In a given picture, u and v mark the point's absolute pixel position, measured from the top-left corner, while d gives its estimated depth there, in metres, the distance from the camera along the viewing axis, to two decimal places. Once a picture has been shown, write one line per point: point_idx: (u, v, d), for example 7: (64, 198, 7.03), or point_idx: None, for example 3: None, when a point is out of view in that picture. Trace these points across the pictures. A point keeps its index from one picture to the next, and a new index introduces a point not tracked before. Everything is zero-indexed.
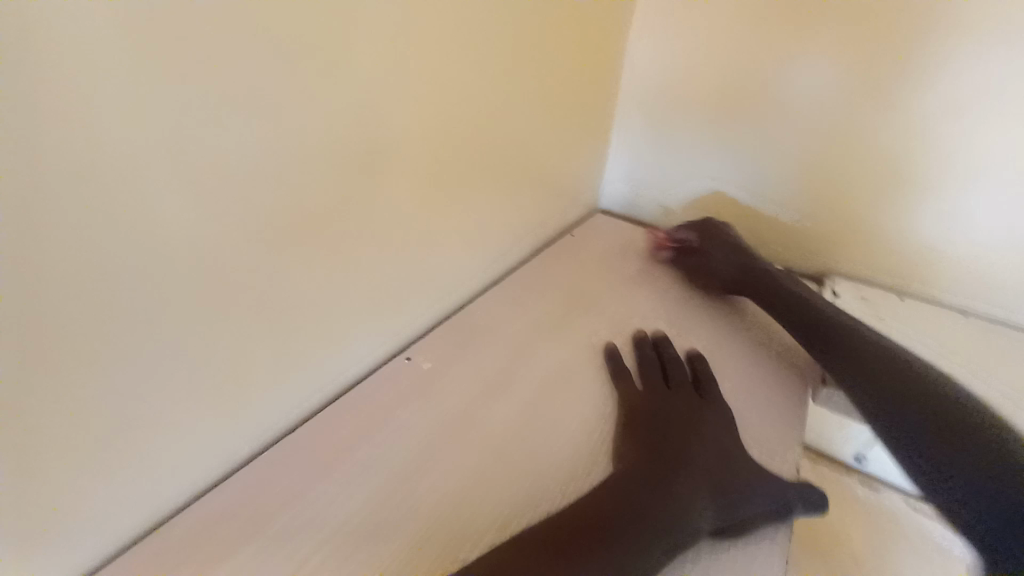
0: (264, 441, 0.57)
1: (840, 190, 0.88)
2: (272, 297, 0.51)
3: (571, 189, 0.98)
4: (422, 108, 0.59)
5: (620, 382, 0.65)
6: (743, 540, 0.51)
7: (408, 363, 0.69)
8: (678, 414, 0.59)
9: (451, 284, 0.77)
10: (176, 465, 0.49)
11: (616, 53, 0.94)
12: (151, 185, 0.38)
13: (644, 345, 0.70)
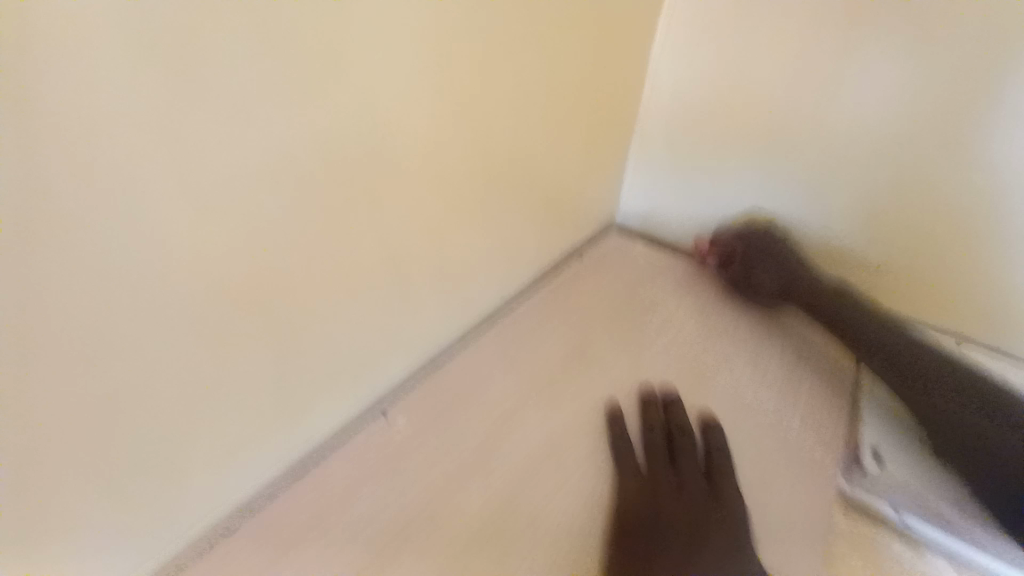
0: (222, 514, 0.52)
1: (891, 221, 0.77)
2: (225, 366, 0.45)
3: (586, 212, 0.89)
4: (414, 136, 0.52)
5: (620, 456, 0.59)
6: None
7: (383, 422, 0.62)
8: (683, 501, 0.53)
9: (434, 329, 0.68)
10: (123, 544, 0.44)
11: (641, 56, 0.83)
12: (88, 249, 0.33)
13: (650, 404, 0.64)
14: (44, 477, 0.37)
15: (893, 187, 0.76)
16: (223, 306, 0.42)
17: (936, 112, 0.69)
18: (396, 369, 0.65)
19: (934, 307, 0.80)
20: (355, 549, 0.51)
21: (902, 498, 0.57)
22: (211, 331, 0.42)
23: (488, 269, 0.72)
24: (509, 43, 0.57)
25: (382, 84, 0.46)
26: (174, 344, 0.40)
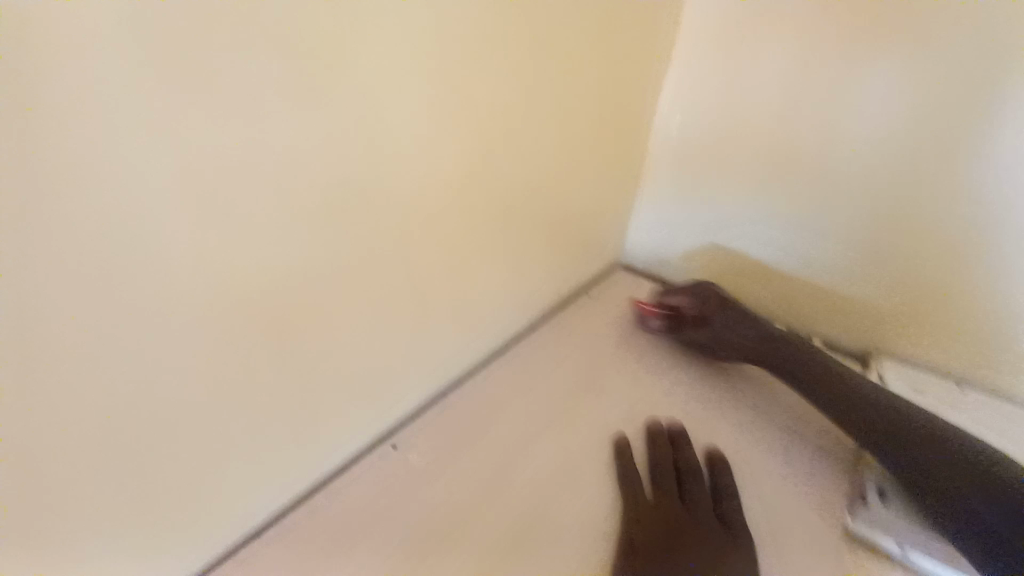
0: (235, 536, 0.53)
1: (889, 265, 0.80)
2: (247, 390, 0.47)
3: (593, 249, 0.92)
4: (430, 174, 0.56)
5: (626, 489, 0.60)
6: None
7: (392, 452, 0.63)
8: (688, 536, 0.54)
9: (444, 360, 0.70)
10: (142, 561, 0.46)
11: (644, 106, 0.89)
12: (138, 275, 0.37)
13: (657, 440, 0.65)
14: (80, 489, 0.39)
15: (886, 236, 0.78)
16: (250, 331, 0.45)
17: (926, 163, 0.72)
18: (407, 400, 0.66)
19: (933, 351, 0.81)
20: (364, 573, 0.52)
21: (908, 537, 0.56)
22: (234, 355, 0.45)
23: (496, 303, 0.75)
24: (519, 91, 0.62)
25: (403, 128, 0.50)
26: (205, 366, 0.43)
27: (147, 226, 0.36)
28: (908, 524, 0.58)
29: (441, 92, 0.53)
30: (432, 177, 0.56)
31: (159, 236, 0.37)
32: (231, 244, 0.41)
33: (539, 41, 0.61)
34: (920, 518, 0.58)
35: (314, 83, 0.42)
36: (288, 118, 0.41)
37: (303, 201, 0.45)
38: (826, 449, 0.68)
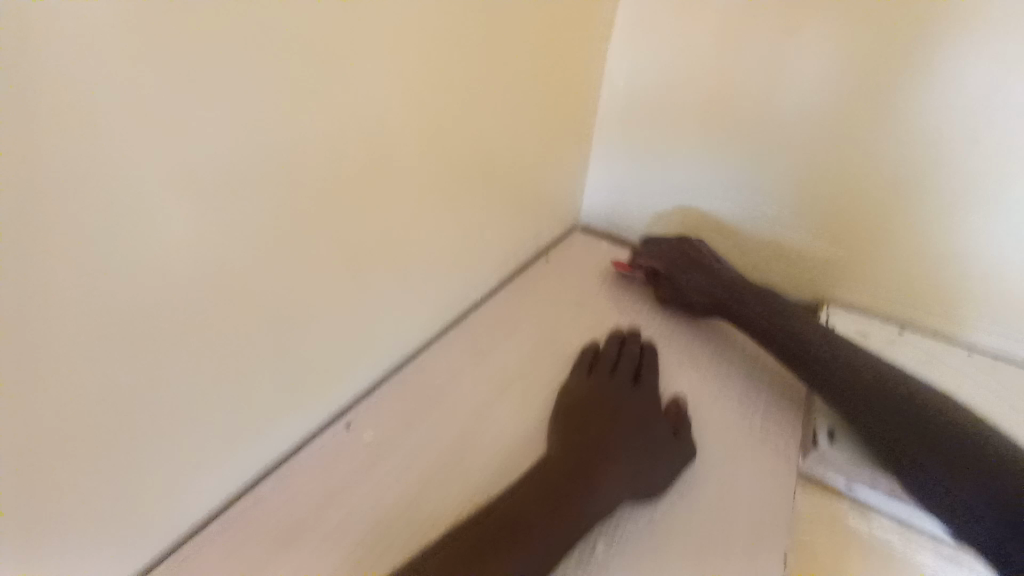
0: (190, 524, 0.50)
1: (838, 212, 0.80)
2: (183, 368, 0.43)
3: (547, 211, 0.90)
4: (371, 131, 0.51)
5: (584, 416, 0.61)
6: (679, 549, 0.52)
7: (347, 432, 0.60)
8: (640, 451, 0.56)
9: (400, 334, 0.67)
10: (91, 556, 0.43)
11: (594, 58, 0.85)
12: (49, 231, 0.33)
13: (618, 378, 0.66)
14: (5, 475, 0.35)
15: (836, 182, 0.79)
16: (178, 308, 0.41)
17: (875, 105, 0.72)
18: (360, 376, 0.63)
19: (875, 296, 0.83)
20: (332, 548, 0.51)
21: (854, 473, 0.60)
22: (160, 334, 0.40)
23: (451, 271, 0.72)
24: (463, 34, 0.57)
25: (337, 76, 0.46)
26: (135, 340, 0.39)
27: (46, 202, 0.32)
28: (853, 462, 0.60)
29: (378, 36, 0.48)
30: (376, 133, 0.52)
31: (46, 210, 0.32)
32: (147, 203, 0.37)
33: None
34: (865, 455, 0.60)
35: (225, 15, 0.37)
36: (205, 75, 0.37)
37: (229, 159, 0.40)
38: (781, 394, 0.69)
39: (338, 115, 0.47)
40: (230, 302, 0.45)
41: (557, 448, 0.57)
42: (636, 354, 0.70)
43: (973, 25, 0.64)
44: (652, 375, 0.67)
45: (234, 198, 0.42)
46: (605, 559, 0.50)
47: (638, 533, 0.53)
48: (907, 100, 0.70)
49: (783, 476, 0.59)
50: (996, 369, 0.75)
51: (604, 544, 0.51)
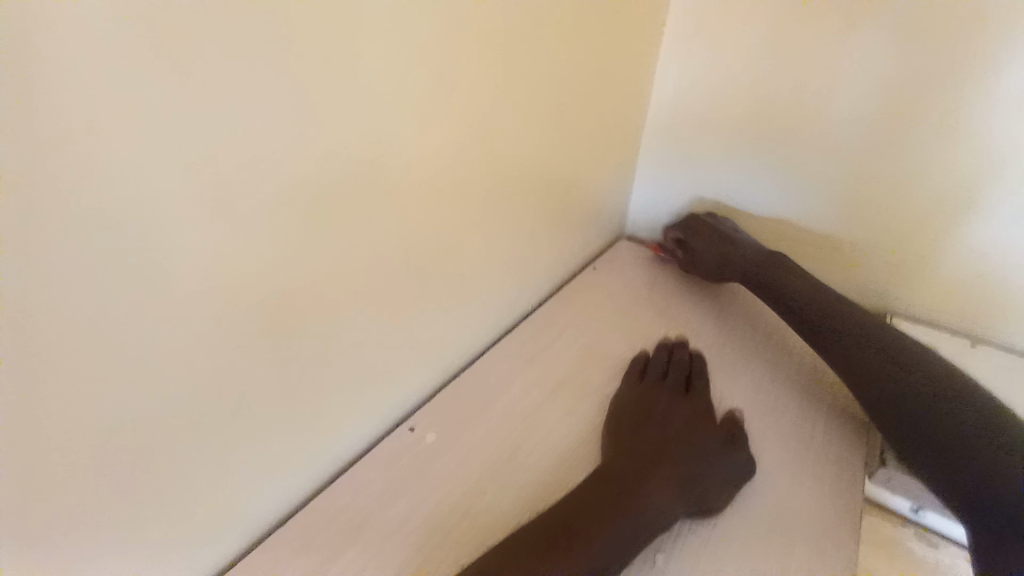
0: (271, 515, 0.55)
1: (902, 220, 0.78)
2: (263, 372, 0.47)
3: (593, 220, 0.91)
4: (429, 148, 0.53)
5: (636, 422, 0.61)
6: (739, 562, 0.52)
7: (410, 434, 0.63)
8: (695, 460, 0.57)
9: (452, 340, 0.69)
10: (189, 542, 0.47)
11: (643, 68, 0.85)
12: (170, 251, 0.36)
13: (670, 386, 0.66)
14: (126, 466, 0.40)
15: (890, 189, 0.76)
16: (263, 318, 0.45)
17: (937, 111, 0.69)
18: (418, 377, 0.66)
19: (940, 305, 0.80)
20: (395, 542, 0.53)
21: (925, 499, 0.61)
22: (245, 341, 0.44)
23: (500, 280, 0.74)
24: (512, 52, 0.59)
25: (400, 99, 0.48)
26: (228, 345, 0.43)
27: (169, 226, 0.36)
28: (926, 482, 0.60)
29: (438, 59, 0.50)
30: (434, 150, 0.54)
31: (172, 228, 0.36)
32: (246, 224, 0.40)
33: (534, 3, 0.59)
34: None
35: (309, 54, 0.39)
36: (294, 103, 0.40)
37: (311, 181, 0.43)
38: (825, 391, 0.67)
39: (401, 134, 0.50)
40: (306, 310, 0.48)
41: (610, 455, 0.58)
42: (686, 363, 0.70)
43: None
44: (704, 385, 0.67)
45: (316, 213, 0.45)
46: (659, 565, 0.51)
47: (695, 543, 0.53)
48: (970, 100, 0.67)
49: (843, 491, 0.58)
50: None
51: (659, 552, 0.52)
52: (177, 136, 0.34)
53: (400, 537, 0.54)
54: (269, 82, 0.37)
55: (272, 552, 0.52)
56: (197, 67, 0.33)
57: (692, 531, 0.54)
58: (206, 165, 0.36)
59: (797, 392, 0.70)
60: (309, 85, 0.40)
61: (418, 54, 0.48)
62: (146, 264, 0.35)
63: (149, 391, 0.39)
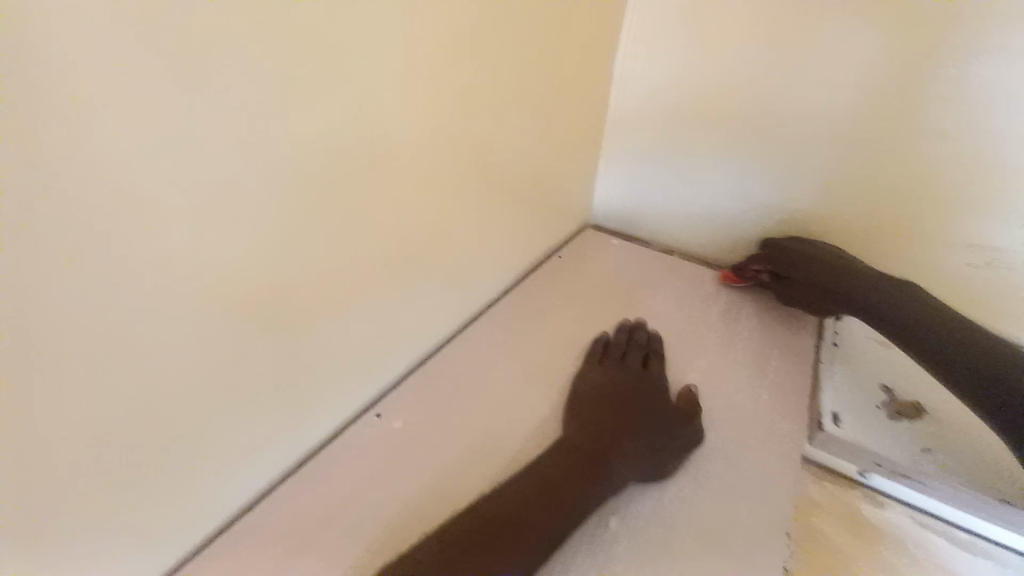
0: (241, 508, 0.54)
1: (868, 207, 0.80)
2: (230, 362, 0.46)
3: (562, 208, 0.92)
4: (396, 136, 0.54)
5: (595, 399, 0.64)
6: (689, 523, 0.54)
7: (377, 421, 0.64)
8: (650, 431, 0.60)
9: (422, 329, 0.70)
10: (158, 537, 0.46)
11: (606, 55, 0.86)
12: (129, 235, 0.36)
13: (627, 364, 0.69)
14: (91, 457, 0.39)
15: (864, 175, 0.79)
16: (228, 305, 0.44)
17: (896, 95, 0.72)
18: (389, 367, 0.67)
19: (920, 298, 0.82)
20: (369, 526, 0.54)
21: (858, 458, 0.65)
22: (211, 330, 0.44)
23: (470, 268, 0.75)
24: (478, 40, 0.60)
25: (365, 86, 0.48)
26: (193, 335, 0.42)
27: (127, 208, 0.35)
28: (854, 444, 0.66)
29: (403, 47, 0.51)
30: (401, 138, 0.55)
31: (130, 210, 0.35)
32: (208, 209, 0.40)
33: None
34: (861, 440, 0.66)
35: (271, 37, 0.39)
36: (255, 86, 0.40)
37: (275, 166, 0.43)
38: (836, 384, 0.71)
39: (367, 122, 0.50)
40: (271, 298, 0.48)
41: (572, 430, 0.60)
42: (644, 344, 0.73)
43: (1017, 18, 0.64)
44: (660, 363, 0.71)
45: (280, 199, 0.45)
46: (613, 531, 0.53)
47: (648, 509, 0.55)
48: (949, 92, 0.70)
49: (791, 454, 0.62)
50: None
51: (614, 519, 0.54)
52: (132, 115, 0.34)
53: (375, 522, 0.54)
54: (229, 65, 0.37)
55: (244, 543, 0.52)
56: (154, 46, 0.33)
57: (641, 496, 0.56)
58: (164, 146, 0.36)
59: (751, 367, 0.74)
60: (271, 67, 0.40)
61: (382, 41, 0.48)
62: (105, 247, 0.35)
63: (111, 378, 0.38)
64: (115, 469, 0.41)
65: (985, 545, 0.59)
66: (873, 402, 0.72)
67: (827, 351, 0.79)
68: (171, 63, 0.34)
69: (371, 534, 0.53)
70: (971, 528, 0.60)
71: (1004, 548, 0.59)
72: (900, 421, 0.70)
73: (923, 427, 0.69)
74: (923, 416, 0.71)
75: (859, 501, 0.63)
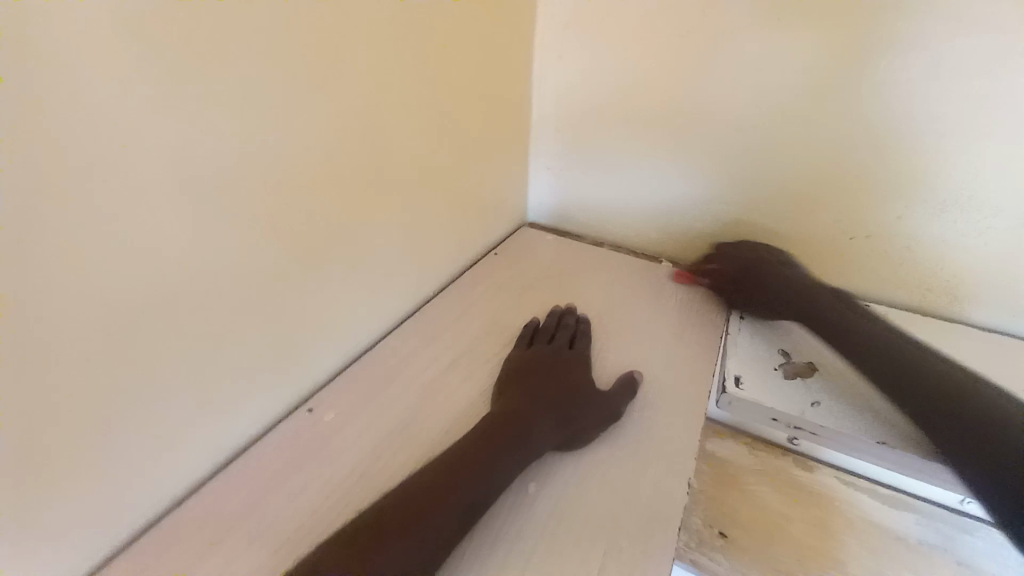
0: (179, 491, 0.58)
1: (766, 196, 0.91)
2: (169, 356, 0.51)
3: (489, 213, 1.00)
4: (327, 154, 0.61)
5: (520, 376, 0.70)
6: (609, 486, 0.60)
7: (309, 415, 0.68)
8: (571, 401, 0.66)
9: (357, 328, 0.75)
10: (96, 517, 0.50)
11: (525, 71, 0.97)
12: (64, 238, 0.40)
13: (554, 343, 0.77)
14: (32, 442, 0.43)
15: (760, 167, 0.89)
16: (166, 304, 0.49)
17: (792, 94, 0.81)
18: (324, 364, 0.72)
19: (836, 274, 0.92)
20: (300, 504, 0.58)
21: (760, 416, 0.73)
22: (152, 328, 0.48)
23: (402, 270, 0.81)
24: (402, 64, 0.67)
25: (291, 108, 0.54)
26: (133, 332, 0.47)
27: (62, 214, 0.39)
28: (754, 404, 0.73)
29: (329, 74, 0.58)
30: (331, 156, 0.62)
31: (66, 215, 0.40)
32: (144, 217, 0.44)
33: (418, 23, 0.67)
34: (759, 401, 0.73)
35: (199, 67, 0.45)
36: (186, 109, 0.45)
37: (207, 180, 0.48)
38: (748, 359, 0.80)
39: (298, 142, 0.57)
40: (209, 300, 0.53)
41: (499, 402, 0.66)
42: (572, 327, 0.81)
43: (902, 17, 0.71)
44: (586, 343, 0.78)
45: (216, 207, 0.50)
46: (535, 496, 0.59)
47: (567, 474, 0.61)
48: (843, 89, 0.78)
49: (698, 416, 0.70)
50: (947, 330, 0.85)
51: (537, 487, 0.60)
52: (63, 133, 0.38)
53: (306, 501, 0.59)
54: (157, 87, 0.42)
55: (179, 529, 0.56)
56: (86, 72, 0.38)
57: (562, 465, 0.62)
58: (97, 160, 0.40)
59: (671, 343, 0.83)
60: (198, 89, 0.45)
61: (306, 72, 0.55)
62: (43, 248, 0.39)
63: (51, 369, 0.42)
64: (64, 449, 0.45)
65: (905, 500, 0.70)
66: (772, 364, 0.79)
67: (733, 323, 0.87)
68: (102, 88, 0.39)
69: (302, 512, 0.58)
70: (892, 485, 0.71)
71: (916, 499, 0.70)
72: (797, 379, 0.76)
73: (821, 382, 0.75)
74: (819, 373, 0.77)
75: (791, 467, 0.74)
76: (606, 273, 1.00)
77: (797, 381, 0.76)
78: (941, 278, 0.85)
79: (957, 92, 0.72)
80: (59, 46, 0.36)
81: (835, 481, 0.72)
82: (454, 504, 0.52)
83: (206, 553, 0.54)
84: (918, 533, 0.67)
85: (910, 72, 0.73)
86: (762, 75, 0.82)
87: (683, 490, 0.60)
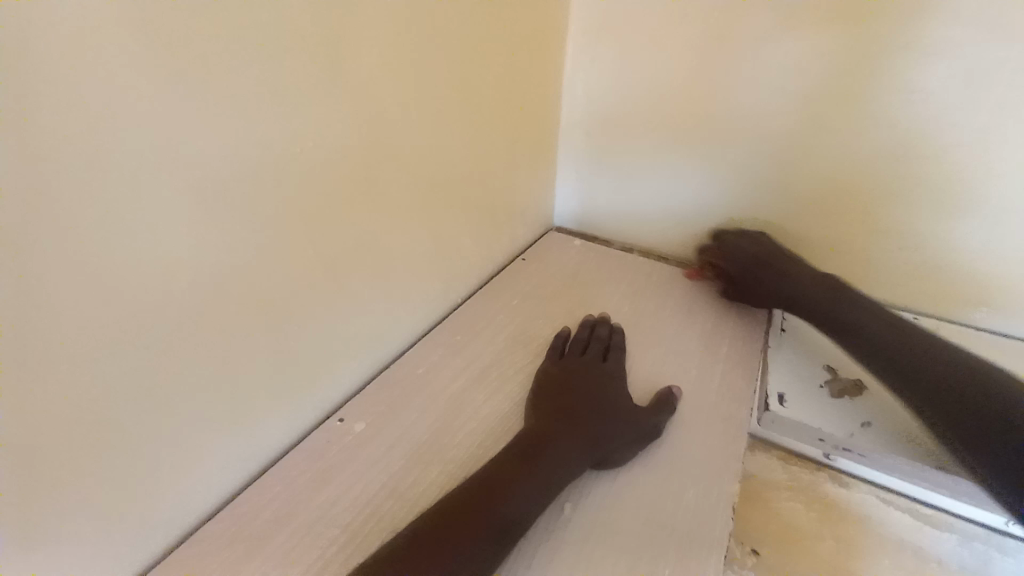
0: (210, 504, 0.58)
1: (804, 206, 0.88)
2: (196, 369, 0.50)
3: (515, 220, 0.98)
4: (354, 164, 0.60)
5: (552, 390, 0.69)
6: (645, 512, 0.57)
7: (339, 425, 0.68)
8: (606, 418, 0.64)
9: (384, 337, 0.74)
10: (125, 531, 0.50)
11: (553, 76, 0.95)
12: (93, 254, 0.40)
13: (586, 356, 0.75)
14: (61, 456, 0.43)
15: (799, 176, 0.86)
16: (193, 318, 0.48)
17: (831, 101, 0.78)
18: (351, 374, 0.71)
19: (876, 285, 0.88)
20: (326, 519, 0.58)
21: (803, 436, 0.71)
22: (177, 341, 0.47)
23: (428, 278, 0.79)
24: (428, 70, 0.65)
25: (316, 118, 0.53)
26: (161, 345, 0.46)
27: (90, 231, 0.39)
28: (796, 423, 0.72)
29: (355, 83, 0.56)
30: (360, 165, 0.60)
31: (93, 231, 0.39)
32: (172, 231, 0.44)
33: (444, 28, 0.65)
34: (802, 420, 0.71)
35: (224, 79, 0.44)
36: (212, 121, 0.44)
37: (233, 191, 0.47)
38: (790, 376, 0.78)
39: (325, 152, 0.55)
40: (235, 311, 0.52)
41: (531, 417, 0.65)
42: (605, 338, 0.78)
43: (951, 22, 0.67)
44: (619, 355, 0.76)
45: (242, 219, 0.49)
46: (569, 520, 0.57)
47: (603, 497, 0.59)
48: (887, 96, 0.74)
49: (735, 436, 0.67)
50: (993, 347, 0.81)
51: (572, 512, 0.57)
52: (94, 148, 0.37)
53: (333, 516, 0.58)
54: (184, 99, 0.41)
55: (207, 541, 0.55)
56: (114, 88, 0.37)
57: (597, 486, 0.60)
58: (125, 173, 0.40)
59: (705, 356, 0.81)
60: (224, 101, 0.44)
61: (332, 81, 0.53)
62: (72, 266, 0.39)
63: (78, 385, 0.42)
64: (92, 462, 0.45)
65: (943, 518, 0.65)
66: (817, 381, 0.77)
67: (774, 336, 0.85)
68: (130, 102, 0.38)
69: (329, 527, 0.57)
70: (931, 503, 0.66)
71: (956, 518, 0.65)
72: (843, 399, 0.74)
73: (868, 402, 0.74)
74: (866, 393, 0.75)
75: (826, 484, 0.69)
76: (634, 281, 0.97)
77: (842, 400, 0.74)
78: (989, 290, 0.81)
79: (1009, 98, 0.68)
80: (87, 62, 0.36)
81: (870, 498, 0.67)
82: (485, 525, 0.51)
83: (232, 568, 0.53)
84: (957, 556, 0.62)
85: (957, 75, 0.70)
86: (800, 82, 0.79)
87: (723, 516, 0.57)
